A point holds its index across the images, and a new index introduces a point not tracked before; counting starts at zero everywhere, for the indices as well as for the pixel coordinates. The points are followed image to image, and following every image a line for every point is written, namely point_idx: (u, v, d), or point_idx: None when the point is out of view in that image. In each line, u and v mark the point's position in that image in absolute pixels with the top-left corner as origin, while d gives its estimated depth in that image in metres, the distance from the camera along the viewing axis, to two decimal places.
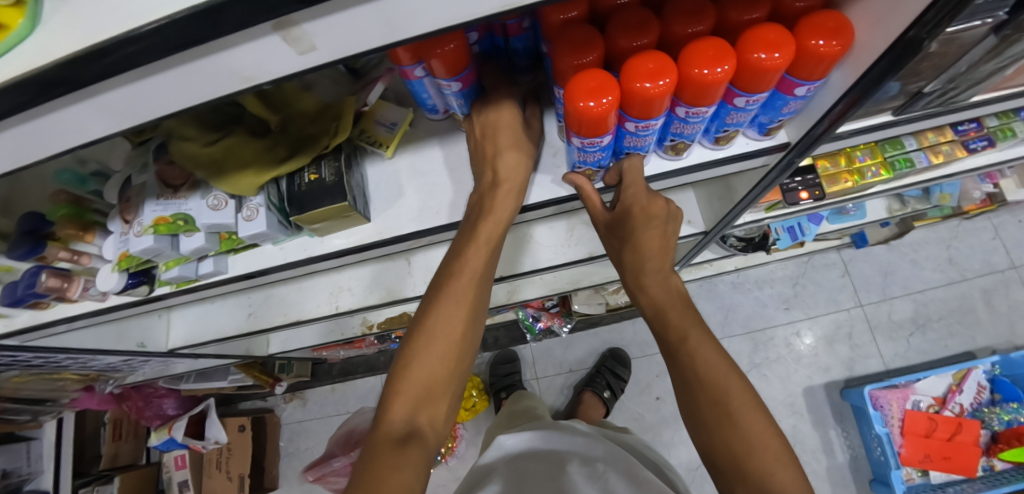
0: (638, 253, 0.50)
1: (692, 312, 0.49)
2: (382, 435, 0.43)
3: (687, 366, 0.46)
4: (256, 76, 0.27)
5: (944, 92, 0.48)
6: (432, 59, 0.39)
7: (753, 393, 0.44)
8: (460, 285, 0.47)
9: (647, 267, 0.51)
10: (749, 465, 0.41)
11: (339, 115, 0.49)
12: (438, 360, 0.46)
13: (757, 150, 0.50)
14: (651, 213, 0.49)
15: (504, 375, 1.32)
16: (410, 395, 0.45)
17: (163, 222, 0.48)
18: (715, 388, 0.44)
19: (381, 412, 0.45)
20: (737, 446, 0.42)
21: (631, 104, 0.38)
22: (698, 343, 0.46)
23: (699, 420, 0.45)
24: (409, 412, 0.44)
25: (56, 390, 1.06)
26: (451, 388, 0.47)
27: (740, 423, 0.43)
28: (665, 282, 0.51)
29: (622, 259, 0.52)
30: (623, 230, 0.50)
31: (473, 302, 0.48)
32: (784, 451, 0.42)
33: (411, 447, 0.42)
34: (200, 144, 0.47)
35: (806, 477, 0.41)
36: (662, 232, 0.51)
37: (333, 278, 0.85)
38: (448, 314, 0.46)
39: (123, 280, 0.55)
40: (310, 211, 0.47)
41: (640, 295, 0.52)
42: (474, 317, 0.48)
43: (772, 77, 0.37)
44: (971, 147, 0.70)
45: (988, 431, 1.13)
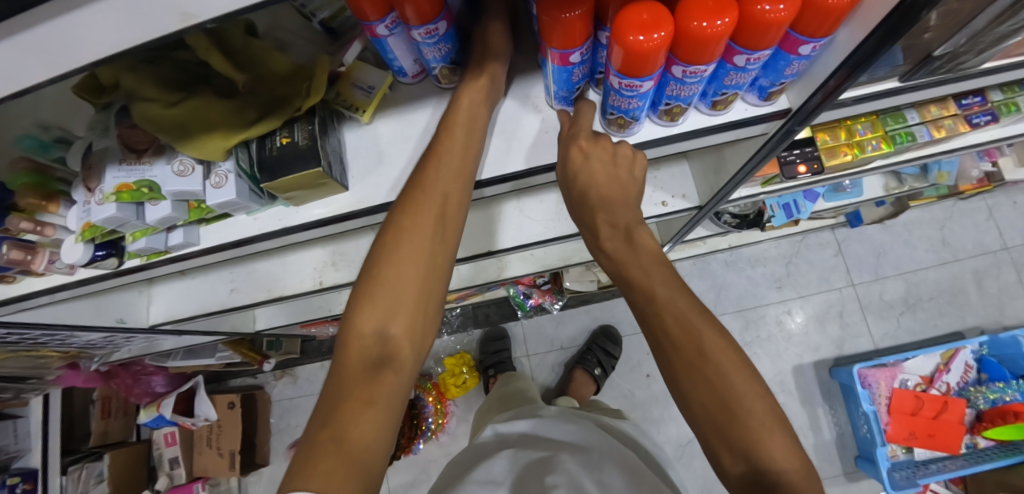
0: (586, 204, 0.47)
1: (662, 268, 0.46)
2: (354, 351, 0.41)
3: (657, 325, 0.44)
4: (197, 14, 0.24)
5: (955, 56, 0.45)
6: (403, 5, 0.36)
7: (734, 349, 0.42)
8: (428, 194, 0.44)
9: (600, 235, 0.48)
10: (732, 433, 0.40)
11: (313, 75, 0.46)
12: (405, 270, 0.43)
13: (755, 117, 0.48)
14: (591, 153, 0.45)
15: (494, 352, 1.31)
16: (378, 306, 0.42)
17: (126, 189, 0.45)
18: (690, 350, 0.42)
19: (347, 323, 0.43)
20: (717, 411, 0.40)
21: (622, 58, 0.35)
22: (673, 307, 0.43)
23: (680, 388, 0.43)
24: (378, 323, 0.42)
25: (39, 367, 1.04)
26: (423, 299, 0.44)
27: (717, 382, 0.41)
28: (629, 241, 0.47)
29: (574, 209, 0.49)
30: (574, 181, 0.46)
31: (444, 210, 0.44)
32: (771, 412, 0.40)
33: (383, 364, 0.40)
34: (162, 104, 0.43)
35: (793, 440, 0.40)
36: (610, 173, 0.46)
37: (315, 253, 0.83)
38: (416, 227, 0.43)
39: (89, 251, 0.52)
40: (282, 178, 0.44)
41: (600, 256, 0.49)
42: (443, 236, 0.45)
43: (775, 31, 0.34)
44: (973, 122, 0.68)
45: (973, 410, 1.14)
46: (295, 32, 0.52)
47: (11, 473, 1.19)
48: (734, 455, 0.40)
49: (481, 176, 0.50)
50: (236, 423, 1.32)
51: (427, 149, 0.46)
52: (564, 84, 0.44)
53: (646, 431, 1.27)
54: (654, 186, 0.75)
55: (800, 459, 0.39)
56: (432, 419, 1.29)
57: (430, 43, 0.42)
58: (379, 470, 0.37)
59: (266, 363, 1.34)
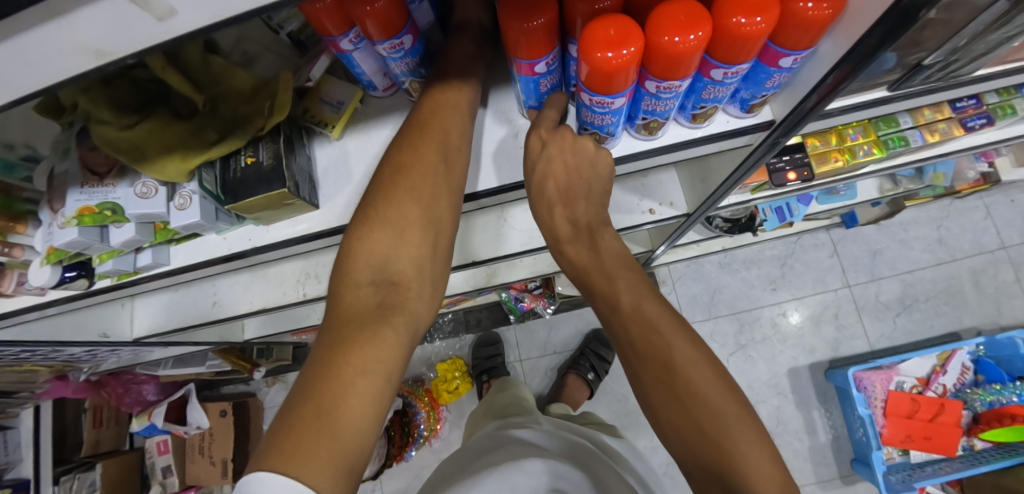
0: (542, 199, 0.46)
1: (630, 275, 0.45)
2: (351, 302, 0.40)
3: (623, 336, 0.43)
4: (114, 51, 0.22)
5: (946, 65, 0.43)
6: (364, 19, 0.35)
7: (709, 363, 0.41)
8: (426, 146, 0.43)
9: (560, 235, 0.48)
10: (707, 456, 0.38)
11: (275, 93, 0.44)
12: (405, 225, 0.43)
13: (738, 129, 0.46)
14: (546, 142, 0.42)
15: (486, 358, 1.30)
16: (376, 257, 0.42)
17: (88, 212, 0.44)
18: (660, 363, 0.41)
19: (342, 275, 0.42)
20: (690, 432, 0.39)
21: (592, 74, 0.33)
22: (642, 322, 0.42)
23: (652, 407, 0.42)
24: (376, 274, 0.42)
25: (25, 380, 1.03)
26: (425, 253, 0.44)
27: (688, 398, 0.40)
28: (593, 247, 0.47)
29: (536, 208, 0.47)
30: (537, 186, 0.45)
31: (446, 159, 0.44)
32: (751, 432, 0.39)
33: (386, 319, 0.40)
34: (117, 127, 0.41)
35: (776, 460, 0.38)
36: (567, 164, 0.43)
37: (298, 264, 0.81)
38: (416, 178, 0.43)
39: (58, 273, 0.51)
40: (246, 200, 0.42)
41: (562, 259, 0.49)
42: (448, 184, 0.44)
43: (752, 46, 0.33)
44: (967, 126, 0.67)
45: (970, 412, 1.13)
46: (265, 45, 0.50)
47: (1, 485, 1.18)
48: (709, 479, 0.38)
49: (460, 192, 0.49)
50: (228, 431, 1.32)
51: (424, 101, 0.45)
52: (534, 94, 0.43)
53: (640, 435, 1.26)
54: (641, 194, 0.73)
55: (781, 481, 0.37)
56: (424, 425, 1.28)
57: (396, 58, 0.41)
58: (373, 424, 0.36)
59: (257, 371, 1.34)
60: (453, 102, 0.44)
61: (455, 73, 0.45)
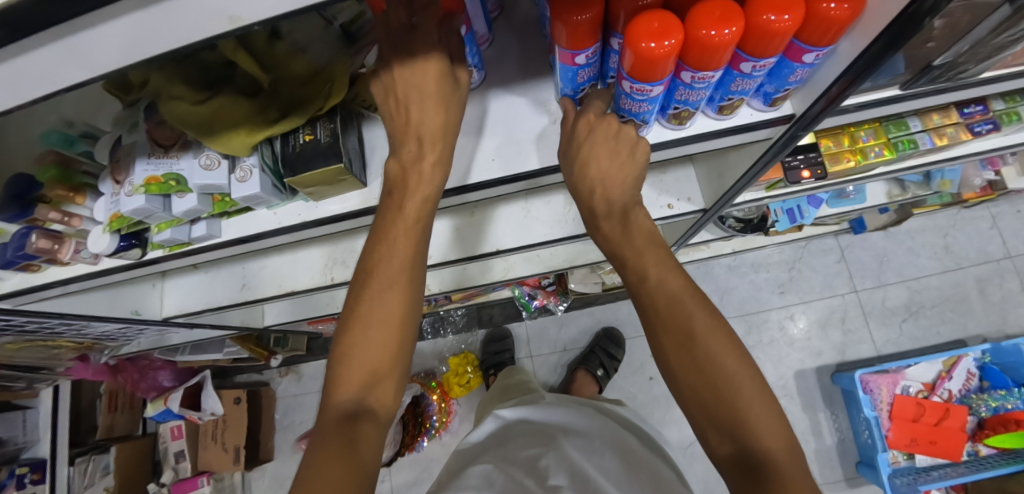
0: (583, 180, 0.48)
1: (655, 249, 0.47)
2: (330, 418, 0.42)
3: (648, 304, 0.45)
4: (242, 17, 0.25)
5: (954, 66, 0.46)
6: None
7: (725, 330, 0.43)
8: (390, 269, 0.45)
9: (596, 212, 0.49)
10: (722, 419, 0.40)
11: (333, 78, 0.48)
12: (378, 343, 0.44)
13: (760, 122, 0.49)
14: (597, 122, 0.46)
15: (496, 353, 1.32)
16: (353, 378, 0.43)
17: (154, 182, 0.47)
18: (681, 329, 0.43)
19: (328, 394, 0.44)
20: (706, 391, 0.41)
21: (635, 64, 0.36)
22: (668, 294, 0.45)
23: (673, 376, 0.44)
24: (355, 393, 0.43)
25: (51, 358, 1.05)
26: (397, 365, 0.45)
27: (707, 364, 0.42)
28: (624, 223, 0.49)
29: (575, 187, 0.49)
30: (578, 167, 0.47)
31: (410, 274, 0.46)
32: (762, 395, 0.41)
33: (363, 425, 0.41)
34: (190, 102, 0.45)
35: (784, 422, 0.41)
36: (611, 150, 0.47)
37: (326, 250, 0.84)
38: (383, 301, 0.45)
39: (115, 242, 0.54)
40: (304, 174, 0.45)
41: (597, 235, 0.51)
42: (412, 300, 0.46)
43: (780, 41, 0.36)
44: (975, 130, 0.69)
45: (975, 417, 1.14)
46: None
47: (20, 463, 1.21)
48: (721, 436, 0.41)
49: (495, 174, 0.51)
50: (241, 418, 1.34)
51: (387, 214, 0.47)
52: (571, 83, 0.46)
53: None
54: (660, 189, 0.76)
55: (788, 441, 0.40)
56: (436, 417, 1.30)
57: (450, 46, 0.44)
58: None
59: (273, 359, 1.36)
60: (422, 193, 0.46)
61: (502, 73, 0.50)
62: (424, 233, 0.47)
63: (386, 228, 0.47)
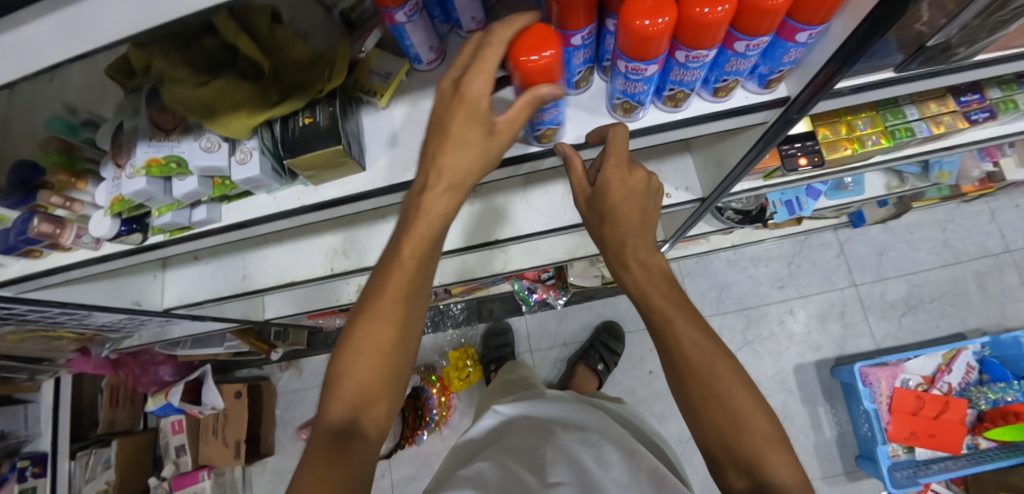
0: (614, 228, 0.50)
1: (674, 291, 0.49)
2: (321, 436, 0.43)
3: (673, 346, 0.46)
4: None
5: (948, 48, 0.47)
6: None
7: (741, 372, 0.45)
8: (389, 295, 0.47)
9: (623, 253, 0.51)
10: (739, 445, 0.43)
11: (333, 61, 0.48)
12: (371, 364, 0.45)
13: (755, 105, 0.49)
14: (630, 183, 0.49)
15: (495, 347, 1.33)
16: (345, 397, 0.45)
17: (156, 163, 0.48)
18: (703, 371, 0.45)
19: (322, 412, 0.45)
20: (727, 427, 0.43)
21: (630, 43, 0.36)
22: (680, 328, 0.46)
23: (690, 405, 0.46)
24: (347, 412, 0.44)
25: (53, 350, 1.05)
26: (390, 388, 0.47)
27: (727, 403, 0.44)
28: (644, 264, 0.50)
29: (602, 233, 0.52)
30: (601, 205, 0.50)
31: (408, 301, 0.47)
32: (775, 433, 0.43)
33: (354, 445, 0.42)
34: (191, 86, 0.46)
35: (797, 460, 0.42)
36: (642, 204, 0.50)
37: (326, 240, 0.85)
38: (379, 325, 0.46)
39: (116, 226, 0.54)
40: (303, 156, 0.45)
41: (624, 275, 0.51)
42: (410, 324, 0.48)
43: (773, 19, 0.35)
44: (972, 119, 0.69)
45: (975, 410, 1.14)
46: (316, 24, 0.55)
47: (21, 456, 1.21)
48: (739, 472, 0.43)
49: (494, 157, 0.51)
50: (242, 412, 1.34)
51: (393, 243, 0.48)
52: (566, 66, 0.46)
53: None
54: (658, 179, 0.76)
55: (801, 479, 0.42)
56: (436, 411, 1.31)
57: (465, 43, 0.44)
58: None
59: (274, 353, 1.37)
60: (430, 214, 0.46)
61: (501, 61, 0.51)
62: (430, 265, 0.48)
63: (391, 256, 0.48)
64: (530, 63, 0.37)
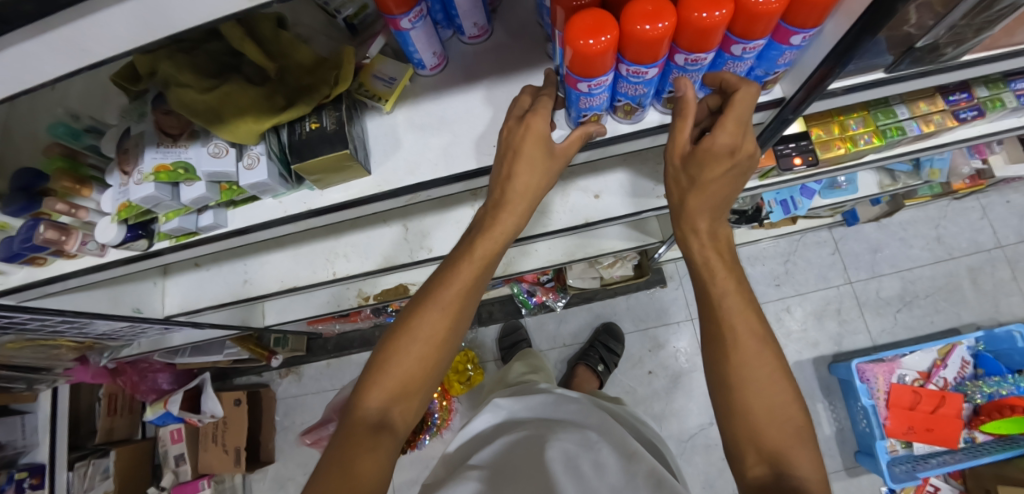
0: (700, 196, 0.48)
1: (734, 268, 0.50)
2: (357, 421, 0.45)
3: (725, 321, 0.47)
4: None
5: (936, 48, 0.48)
6: None
7: (782, 360, 0.46)
8: (448, 295, 0.49)
9: (699, 227, 0.50)
10: (767, 432, 0.44)
11: (338, 65, 0.49)
12: (416, 359, 0.48)
13: (752, 106, 0.50)
14: (739, 154, 0.45)
15: (508, 347, 1.33)
16: (385, 388, 0.47)
17: (163, 170, 0.48)
18: (747, 351, 0.46)
19: (358, 397, 0.48)
20: (762, 410, 0.44)
21: (630, 48, 0.37)
22: (734, 305, 0.48)
23: (726, 386, 0.46)
24: (383, 402, 0.47)
25: (52, 358, 1.05)
26: (424, 387, 0.49)
27: (764, 387, 0.45)
28: (714, 233, 0.51)
29: (685, 201, 0.49)
30: (696, 169, 0.46)
31: (462, 303, 0.50)
32: (803, 425, 0.44)
33: (383, 435, 0.45)
34: (198, 90, 0.46)
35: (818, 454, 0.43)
36: (735, 176, 0.47)
37: (328, 244, 0.85)
38: (431, 321, 0.49)
39: (122, 232, 0.55)
40: (310, 160, 0.46)
41: (692, 239, 0.51)
42: (456, 326, 0.50)
43: (768, 23, 0.37)
44: (961, 117, 0.71)
45: (970, 404, 1.16)
46: (317, 29, 0.56)
47: (19, 467, 1.20)
48: (761, 458, 0.43)
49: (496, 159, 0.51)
50: (242, 419, 1.34)
51: (462, 245, 0.52)
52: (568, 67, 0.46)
53: None
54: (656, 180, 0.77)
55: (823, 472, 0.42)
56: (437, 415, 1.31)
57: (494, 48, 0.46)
58: None
59: (274, 359, 1.36)
60: (497, 230, 0.50)
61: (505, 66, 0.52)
62: (486, 276, 0.52)
63: (458, 254, 0.51)
64: (586, 46, 0.35)
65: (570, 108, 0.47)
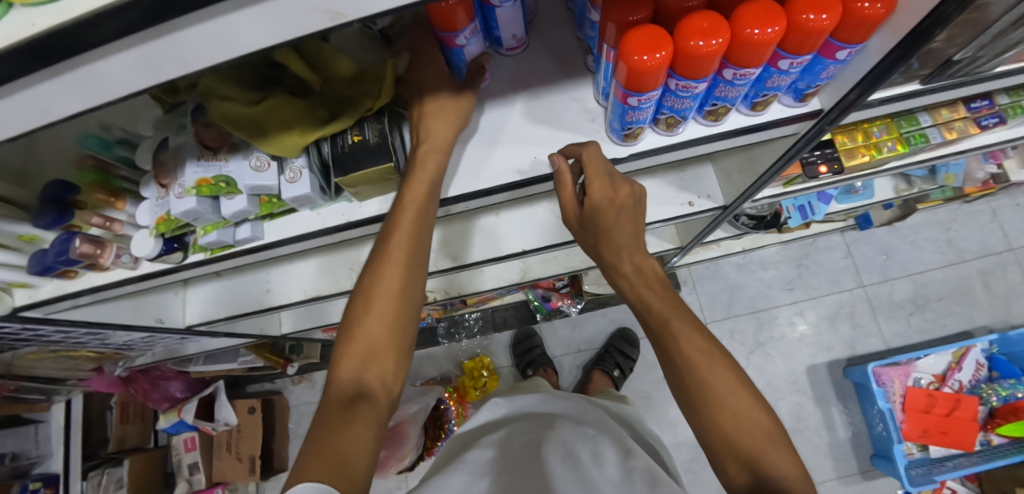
0: (612, 245, 0.52)
1: (669, 292, 0.52)
2: (333, 396, 0.45)
3: (673, 348, 0.48)
4: (342, 15, 0.26)
5: (973, 60, 0.49)
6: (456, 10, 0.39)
7: (739, 373, 0.47)
8: (391, 250, 0.48)
9: (623, 268, 0.52)
10: (738, 441, 0.44)
11: (380, 79, 0.48)
12: (379, 320, 0.48)
13: (790, 117, 0.51)
14: (619, 203, 0.49)
15: (524, 353, 1.34)
16: (354, 355, 0.47)
17: (205, 183, 0.48)
18: (698, 373, 0.47)
19: (332, 375, 0.47)
20: (728, 427, 0.45)
21: (681, 64, 0.37)
22: (679, 329, 0.48)
23: (689, 404, 0.48)
24: (354, 370, 0.46)
25: (70, 368, 1.04)
26: (396, 346, 0.49)
27: (716, 404, 0.46)
28: (638, 268, 0.52)
29: (599, 252, 0.54)
30: (596, 225, 0.51)
31: (409, 254, 0.49)
32: (774, 430, 0.45)
33: (362, 399, 0.44)
34: (242, 103, 0.46)
35: (798, 456, 0.44)
36: (633, 216, 0.51)
37: (350, 253, 0.85)
38: (383, 279, 0.48)
39: (158, 245, 0.55)
40: (354, 174, 0.46)
41: (620, 280, 0.53)
42: (411, 279, 0.50)
43: (818, 39, 0.37)
44: (983, 124, 0.73)
45: (986, 407, 1.17)
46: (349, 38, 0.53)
47: (32, 478, 1.19)
48: (740, 464, 0.44)
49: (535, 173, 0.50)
50: (256, 427, 1.33)
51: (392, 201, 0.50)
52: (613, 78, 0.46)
53: (663, 432, 1.30)
54: (680, 187, 0.78)
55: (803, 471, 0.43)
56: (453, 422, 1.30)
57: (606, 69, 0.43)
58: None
59: (289, 367, 1.36)
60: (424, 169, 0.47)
61: (545, 77, 0.53)
62: (430, 218, 0.49)
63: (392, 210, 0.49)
64: (640, 62, 0.35)
65: (612, 117, 0.46)
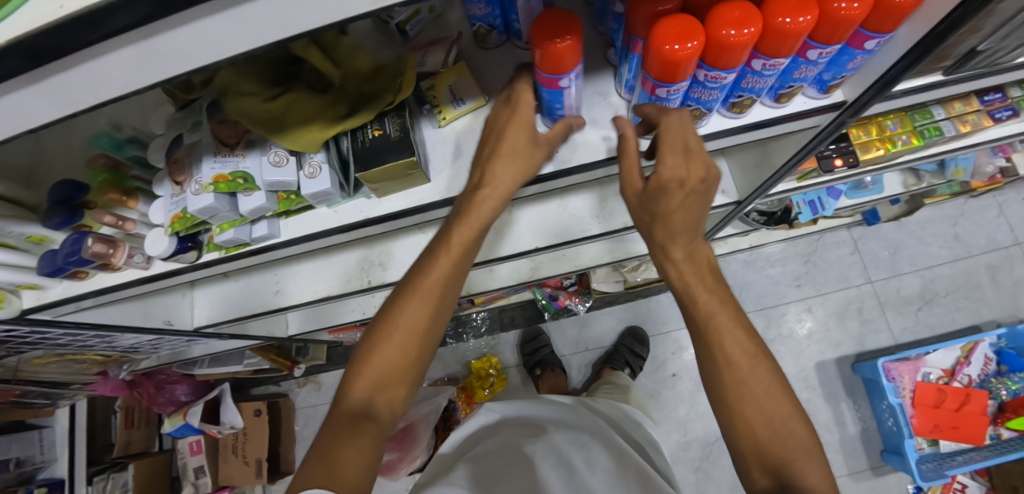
0: (668, 229, 0.48)
1: (718, 284, 0.50)
2: (341, 414, 0.46)
3: (716, 343, 0.47)
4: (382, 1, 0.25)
5: (995, 52, 0.48)
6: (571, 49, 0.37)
7: (778, 375, 0.47)
8: (425, 284, 0.49)
9: (672, 254, 0.49)
10: (769, 448, 0.44)
11: (400, 73, 0.48)
12: (398, 349, 0.48)
13: (814, 109, 0.50)
14: (691, 186, 0.45)
15: (532, 352, 1.33)
16: (368, 377, 0.47)
17: (222, 179, 0.47)
18: (740, 373, 0.46)
19: (343, 389, 0.48)
20: (761, 432, 0.45)
21: (710, 54, 0.37)
22: (723, 325, 0.48)
23: (725, 405, 0.47)
24: (366, 392, 0.47)
25: (75, 372, 1.03)
26: (409, 376, 0.49)
27: (753, 406, 0.46)
28: (691, 255, 0.50)
29: (652, 235, 0.50)
30: (655, 204, 0.46)
31: (442, 292, 0.49)
32: (809, 439, 0.45)
33: (367, 426, 0.45)
34: (261, 98, 0.46)
35: (828, 466, 0.44)
36: (700, 203, 0.47)
37: (360, 253, 0.85)
38: (411, 310, 0.48)
39: (173, 244, 0.54)
40: (375, 169, 0.46)
41: (668, 266, 0.50)
42: (438, 315, 0.50)
43: (849, 28, 0.36)
44: (995, 117, 0.72)
45: (995, 401, 1.17)
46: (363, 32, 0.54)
47: (37, 484, 1.17)
48: (766, 472, 0.45)
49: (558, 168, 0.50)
50: (262, 430, 1.32)
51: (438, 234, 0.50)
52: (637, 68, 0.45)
53: (673, 430, 1.29)
54: None
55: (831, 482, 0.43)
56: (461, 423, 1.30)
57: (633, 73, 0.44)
58: None
59: (296, 368, 1.35)
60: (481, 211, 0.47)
61: None
62: (468, 262, 0.50)
63: (435, 244, 0.50)
64: (670, 52, 0.35)
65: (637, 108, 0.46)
